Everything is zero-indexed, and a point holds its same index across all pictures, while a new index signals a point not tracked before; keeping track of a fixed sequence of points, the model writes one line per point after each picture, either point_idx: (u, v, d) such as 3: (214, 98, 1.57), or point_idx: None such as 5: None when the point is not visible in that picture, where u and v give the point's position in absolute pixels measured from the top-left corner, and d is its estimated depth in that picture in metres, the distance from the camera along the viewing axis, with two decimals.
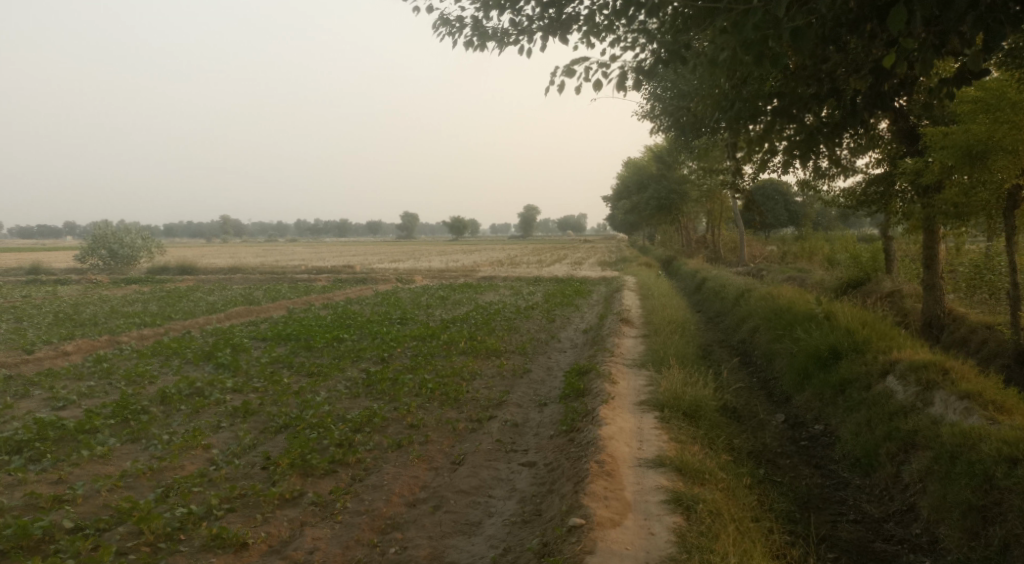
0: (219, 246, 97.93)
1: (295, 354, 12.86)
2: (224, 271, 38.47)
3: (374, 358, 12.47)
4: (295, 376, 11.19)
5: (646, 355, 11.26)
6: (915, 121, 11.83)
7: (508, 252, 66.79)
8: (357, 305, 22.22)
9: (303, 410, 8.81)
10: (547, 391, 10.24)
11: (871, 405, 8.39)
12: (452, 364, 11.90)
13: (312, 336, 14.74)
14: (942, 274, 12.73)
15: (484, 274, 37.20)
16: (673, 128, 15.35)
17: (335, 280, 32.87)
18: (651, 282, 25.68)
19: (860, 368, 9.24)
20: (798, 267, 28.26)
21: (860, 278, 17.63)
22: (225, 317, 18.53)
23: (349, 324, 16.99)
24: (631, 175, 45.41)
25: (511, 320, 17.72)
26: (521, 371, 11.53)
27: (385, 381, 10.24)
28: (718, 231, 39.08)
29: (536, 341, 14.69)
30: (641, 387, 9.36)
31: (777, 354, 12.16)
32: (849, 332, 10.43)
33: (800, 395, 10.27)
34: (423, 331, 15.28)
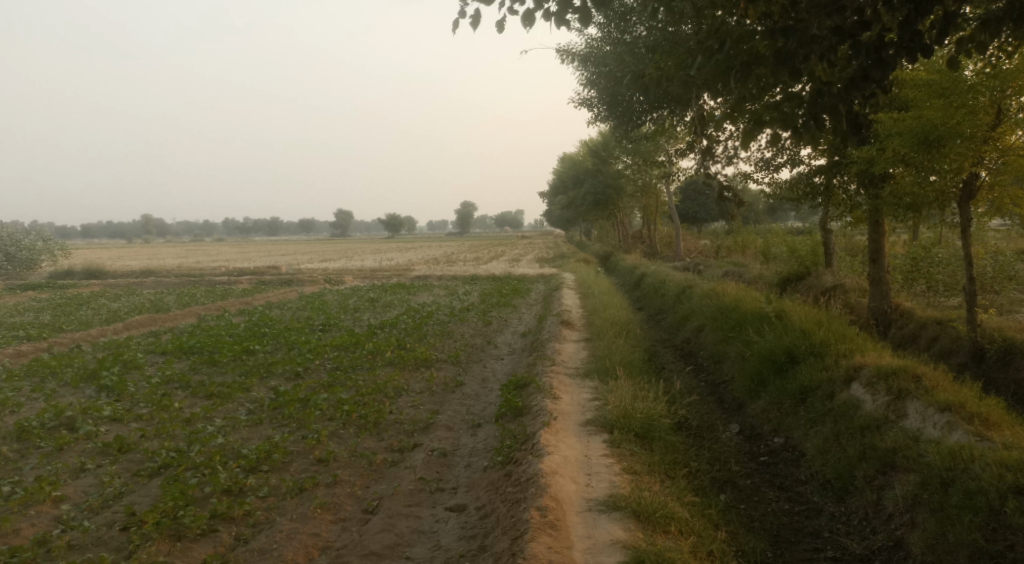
0: (139, 246, 92.92)
1: (195, 372, 11.34)
2: (137, 274, 35.79)
3: (287, 374, 11.09)
4: (192, 399, 9.73)
5: (590, 364, 10.24)
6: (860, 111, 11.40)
7: (444, 249, 65.33)
8: (276, 310, 20.58)
9: (191, 444, 7.42)
10: (481, 408, 9.12)
11: (838, 417, 7.58)
12: (376, 378, 10.64)
13: (220, 348, 13.18)
14: (888, 268, 12.21)
15: (417, 273, 35.71)
16: (611, 117, 14.41)
17: (257, 282, 30.85)
18: (590, 279, 24.87)
19: (821, 374, 8.43)
20: (735, 261, 27.97)
21: (800, 272, 17.19)
22: (124, 327, 16.67)
23: (264, 332, 15.46)
24: (567, 170, 44.71)
25: (444, 324, 16.51)
26: (453, 384, 10.38)
27: (294, 403, 8.94)
28: (655, 227, 38.80)
29: (470, 348, 13.55)
30: (586, 403, 8.32)
31: (728, 356, 11.35)
32: (805, 333, 9.66)
33: (754, 403, 9.46)
34: (346, 339, 13.93)
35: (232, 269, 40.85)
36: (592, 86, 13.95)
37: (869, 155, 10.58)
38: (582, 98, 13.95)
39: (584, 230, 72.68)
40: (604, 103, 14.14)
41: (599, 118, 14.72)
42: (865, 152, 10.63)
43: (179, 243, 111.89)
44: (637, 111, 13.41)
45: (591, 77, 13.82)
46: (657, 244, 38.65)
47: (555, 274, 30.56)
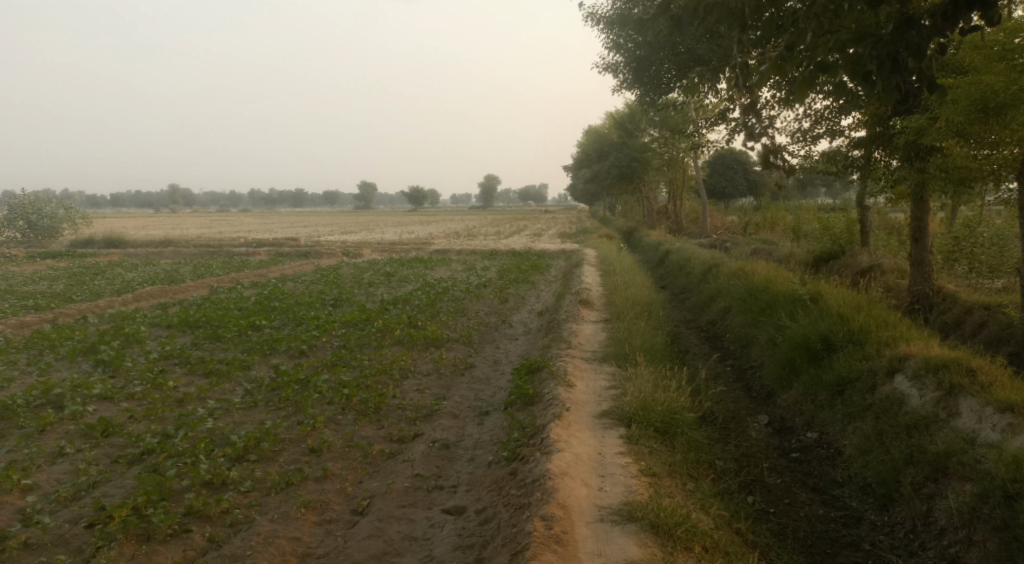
0: (165, 216, 93.58)
1: (197, 348, 10.92)
2: (156, 244, 35.64)
3: (291, 352, 10.63)
4: (190, 377, 9.28)
5: (608, 348, 9.61)
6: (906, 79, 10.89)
7: (467, 223, 64.60)
8: (289, 283, 20.17)
9: (178, 428, 6.96)
10: (490, 393, 8.57)
11: (880, 412, 6.90)
12: (382, 358, 10.12)
13: (226, 323, 12.75)
14: (931, 248, 11.37)
15: (436, 246, 35.13)
16: (637, 84, 13.55)
17: (275, 255, 30.55)
18: (611, 256, 24.11)
19: (861, 364, 7.72)
20: (764, 239, 27.02)
21: (834, 252, 16.35)
22: (133, 299, 16.30)
23: (274, 306, 15.02)
24: (591, 143, 43.70)
25: (458, 301, 15.94)
26: (462, 366, 9.85)
27: (292, 386, 8.46)
28: (680, 203, 37.73)
29: (484, 327, 12.99)
30: (602, 392, 7.71)
31: (757, 341, 10.65)
32: (842, 318, 8.94)
33: (785, 392, 8.79)
34: (356, 315, 13.43)
35: (251, 240, 40.55)
36: (618, 51, 13.12)
37: (919, 125, 9.72)
38: (607, 64, 13.13)
39: (608, 206, 71.44)
40: (631, 69, 13.28)
41: (623, 85, 13.89)
42: (915, 121, 9.81)
43: (204, 214, 112.71)
44: (672, 73, 12.68)
45: (617, 40, 12.96)
46: (682, 220, 37.57)
47: (577, 250, 29.81)
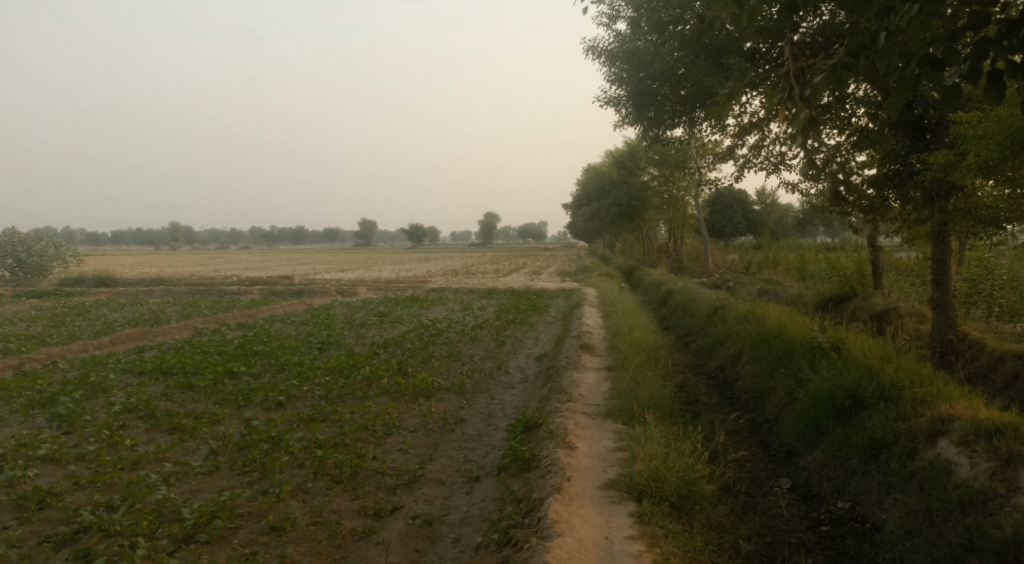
0: (163, 253, 93.10)
1: (166, 399, 10.06)
2: (147, 283, 34.84)
3: (268, 403, 9.76)
4: (152, 434, 8.42)
5: (613, 402, 8.79)
6: (923, 113, 10.29)
7: (465, 261, 64.02)
8: (278, 324, 19.35)
9: (124, 499, 6.09)
10: (483, 452, 7.74)
11: (924, 483, 6.08)
12: (366, 410, 9.28)
13: (203, 370, 11.92)
14: (953, 291, 10.62)
15: (433, 285, 34.37)
16: (639, 120, 12.87)
17: (268, 293, 29.83)
18: (612, 296, 23.38)
19: (895, 425, 6.93)
20: (768, 278, 26.37)
21: (845, 293, 15.63)
22: (110, 342, 15.45)
23: (257, 350, 14.19)
24: (591, 181, 43.31)
25: (453, 344, 15.11)
26: (453, 420, 9.03)
27: (261, 446, 7.62)
28: (680, 241, 37.12)
29: (478, 374, 12.17)
30: (607, 455, 6.88)
31: (773, 393, 9.84)
32: (869, 371, 8.16)
33: (808, 453, 7.98)
34: (342, 360, 12.59)
35: (245, 279, 39.79)
36: (620, 84, 12.51)
37: (946, 160, 9.02)
38: (608, 97, 12.51)
39: (607, 244, 71.11)
40: (633, 104, 12.62)
41: (624, 120, 13.26)
42: (939, 156, 9.13)
43: (203, 250, 112.38)
44: (677, 108, 12.13)
45: (620, 73, 12.35)
46: (683, 258, 36.91)
47: (577, 289, 29.05)
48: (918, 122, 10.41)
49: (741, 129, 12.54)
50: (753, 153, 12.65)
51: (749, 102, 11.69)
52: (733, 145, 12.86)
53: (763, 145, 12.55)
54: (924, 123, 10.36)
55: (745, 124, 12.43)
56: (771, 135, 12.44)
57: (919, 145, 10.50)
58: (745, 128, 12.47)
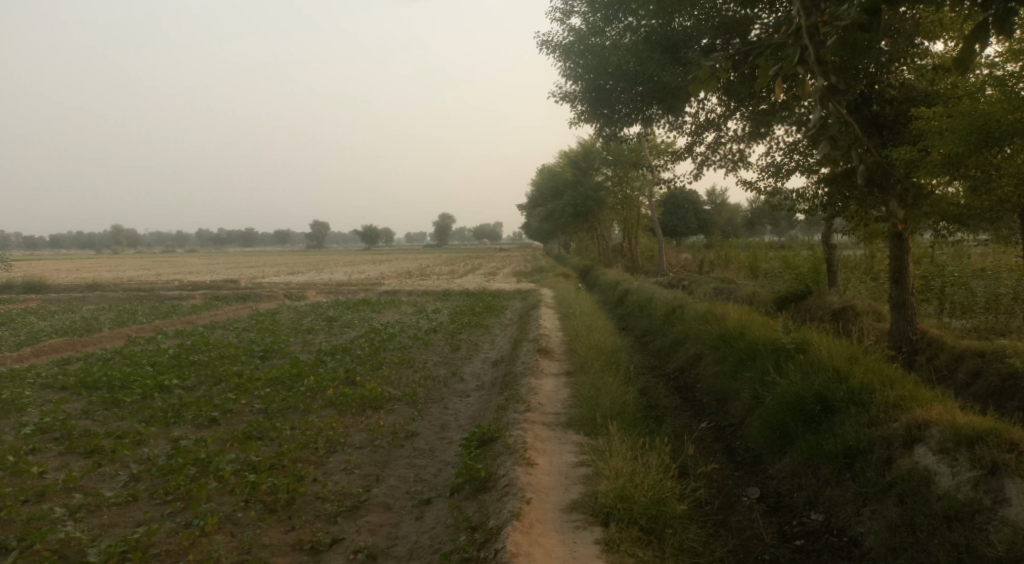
0: (103, 258, 89.51)
1: (86, 418, 9.16)
2: (82, 289, 33.01)
3: (200, 421, 8.97)
4: (66, 459, 7.57)
5: (574, 411, 8.29)
6: (880, 110, 9.81)
7: (419, 263, 63.13)
8: (220, 331, 18.36)
9: (21, 540, 5.31)
10: (435, 470, 7.16)
11: (904, 493, 5.74)
12: (308, 426, 8.58)
13: (131, 384, 11.00)
14: (911, 289, 10.42)
15: (386, 287, 33.49)
16: (594, 116, 12.27)
17: (212, 298, 28.57)
18: (569, 296, 23.01)
19: (868, 432, 6.60)
20: (722, 277, 26.37)
21: (801, 292, 15.49)
22: (32, 354, 14.30)
23: (193, 360, 13.28)
24: (545, 181, 42.98)
25: (404, 350, 14.43)
26: (403, 434, 8.41)
27: (187, 471, 6.87)
28: (635, 241, 36.99)
29: (431, 382, 11.55)
30: (569, 472, 6.38)
31: (737, 397, 9.49)
32: (837, 373, 7.84)
33: (777, 461, 7.63)
34: (285, 369, 11.80)
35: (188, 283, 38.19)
36: (575, 80, 11.97)
37: (910, 155, 8.75)
38: (562, 93, 12.00)
39: (561, 244, 71.09)
40: (589, 100, 12.01)
41: (580, 118, 12.75)
42: (903, 152, 8.86)
43: (146, 254, 108.57)
44: (633, 106, 11.69)
45: (575, 69, 11.83)
46: (637, 258, 36.82)
47: (533, 291, 28.57)
48: (876, 119, 9.91)
49: (697, 126, 12.20)
50: (712, 150, 12.33)
51: (706, 99, 11.35)
52: (690, 143, 12.52)
53: (720, 143, 12.23)
54: (881, 120, 9.87)
55: (702, 122, 12.09)
56: (728, 132, 12.13)
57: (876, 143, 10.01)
58: (701, 125, 12.13)
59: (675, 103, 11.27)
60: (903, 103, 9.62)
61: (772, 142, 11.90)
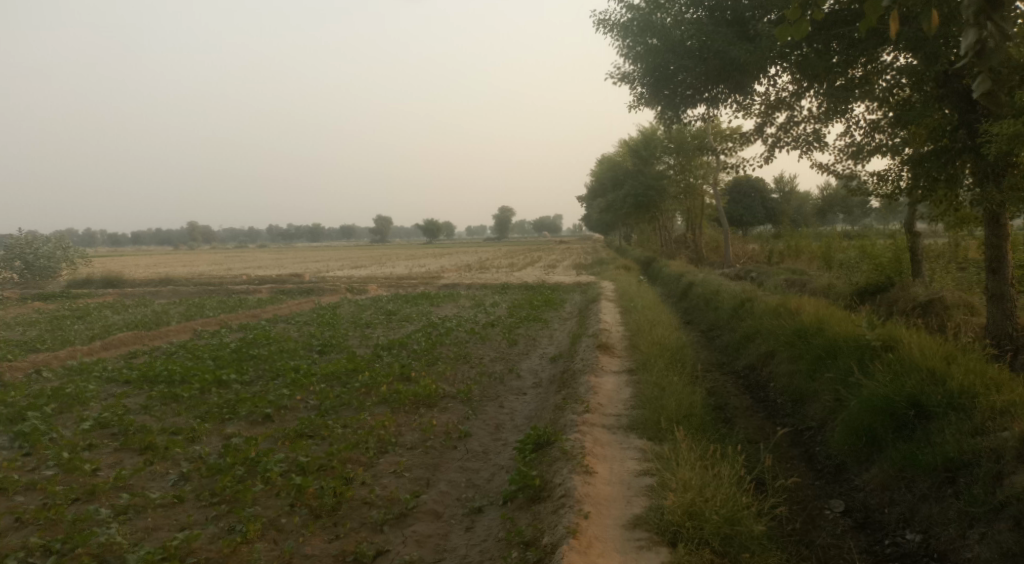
0: (178, 253, 93.05)
1: (144, 413, 9.17)
2: (154, 284, 34.17)
3: (253, 417, 8.86)
4: (120, 455, 7.52)
5: (636, 412, 7.79)
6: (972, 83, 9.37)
7: (479, 256, 63.17)
8: (281, 324, 18.50)
9: (65, 542, 5.18)
10: (488, 474, 6.79)
11: (1020, 515, 5.05)
12: (361, 424, 8.36)
13: (190, 378, 11.03)
14: (1011, 279, 9.41)
15: (445, 280, 33.38)
16: (654, 98, 11.63)
17: (276, 292, 29.04)
18: (631, 289, 22.34)
19: (973, 442, 5.88)
20: (792, 268, 25.16)
21: (882, 283, 14.48)
22: (101, 347, 14.63)
23: (252, 354, 13.31)
24: (605, 171, 42.13)
25: (461, 345, 14.14)
26: (457, 434, 8.08)
27: (236, 470, 6.70)
28: (699, 231, 35.83)
29: (487, 378, 11.20)
30: (631, 480, 5.91)
31: (815, 399, 8.79)
32: (932, 375, 7.09)
33: (863, 471, 6.96)
34: (341, 364, 11.65)
35: (255, 277, 39.03)
36: (634, 60, 11.35)
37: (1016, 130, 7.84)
38: (620, 74, 11.41)
39: (623, 236, 69.89)
40: (649, 82, 11.39)
41: (639, 102, 12.11)
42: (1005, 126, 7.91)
43: (218, 249, 112.46)
44: (698, 84, 11.02)
45: (634, 50, 11.21)
46: (701, 249, 35.66)
47: (593, 283, 27.94)
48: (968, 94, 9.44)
49: (767, 107, 11.43)
50: (784, 132, 11.53)
51: (779, 76, 10.56)
52: (759, 125, 11.76)
53: (793, 124, 11.42)
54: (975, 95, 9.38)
55: (774, 102, 11.32)
56: (803, 112, 11.31)
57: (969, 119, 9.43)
58: (772, 106, 11.35)
59: (744, 81, 10.57)
60: None
61: (852, 121, 11.03)
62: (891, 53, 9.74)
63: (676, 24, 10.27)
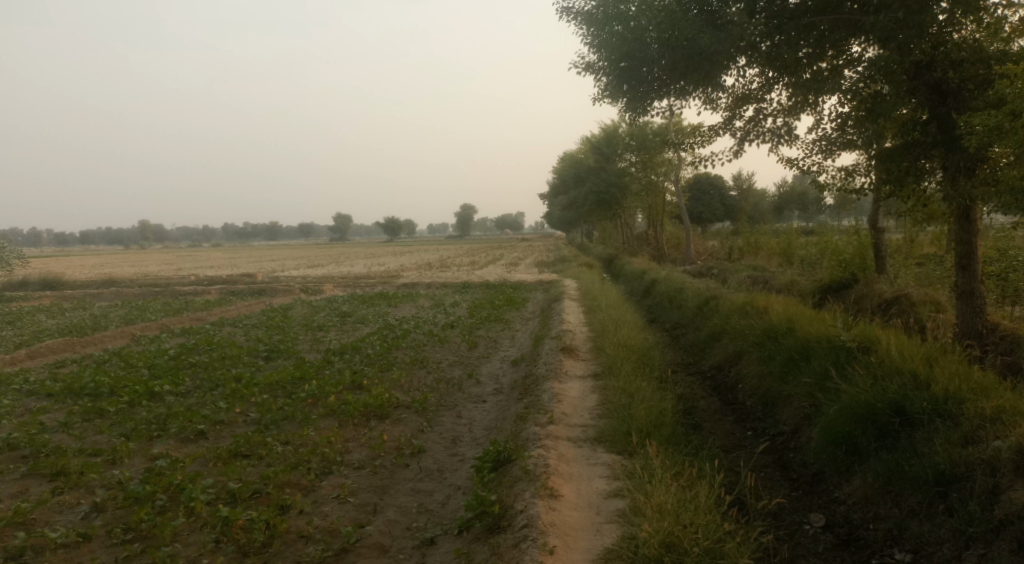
0: (128, 253, 89.92)
1: (62, 432, 8.26)
2: (98, 286, 32.51)
3: (185, 434, 8.05)
4: (26, 484, 6.64)
5: (604, 423, 7.23)
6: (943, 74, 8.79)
7: (440, 254, 62.28)
8: (227, 328, 17.50)
9: None
10: (443, 498, 6.15)
11: None
12: (303, 441, 7.61)
13: (119, 390, 10.10)
14: (981, 275, 9.06)
15: (405, 280, 32.43)
16: (618, 89, 11.07)
17: (226, 294, 27.79)
18: (594, 287, 21.88)
19: (964, 453, 5.46)
20: (754, 265, 25.01)
21: (846, 280, 14.24)
22: (27, 357, 13.50)
23: (192, 362, 12.38)
24: (567, 168, 41.69)
25: (418, 348, 13.42)
26: (409, 450, 7.40)
27: (156, 501, 5.92)
28: (660, 229, 35.60)
29: (444, 385, 10.54)
30: (601, 504, 5.34)
31: (789, 403, 8.36)
32: (914, 379, 6.67)
33: (843, 482, 6.51)
34: (287, 372, 10.84)
35: (205, 278, 37.44)
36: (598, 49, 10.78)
37: (993, 122, 7.47)
38: (584, 63, 10.83)
39: (584, 233, 69.68)
40: (613, 71, 10.81)
41: (603, 94, 11.55)
42: (981, 119, 7.48)
43: (170, 249, 109.08)
44: (665, 75, 10.47)
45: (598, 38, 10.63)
46: (663, 246, 35.47)
47: (555, 282, 27.44)
48: (938, 86, 8.89)
49: (734, 99, 11.00)
50: (752, 125, 11.11)
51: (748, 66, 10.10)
52: (726, 119, 11.32)
53: (761, 117, 11.00)
54: (945, 87, 8.84)
55: (742, 94, 10.87)
56: (771, 104, 10.90)
57: (940, 112, 8.93)
58: (740, 98, 10.91)
59: (714, 72, 10.00)
60: (974, 67, 8.58)
61: (821, 114, 10.65)
62: (862, 45, 9.30)
63: (642, 9, 9.68)
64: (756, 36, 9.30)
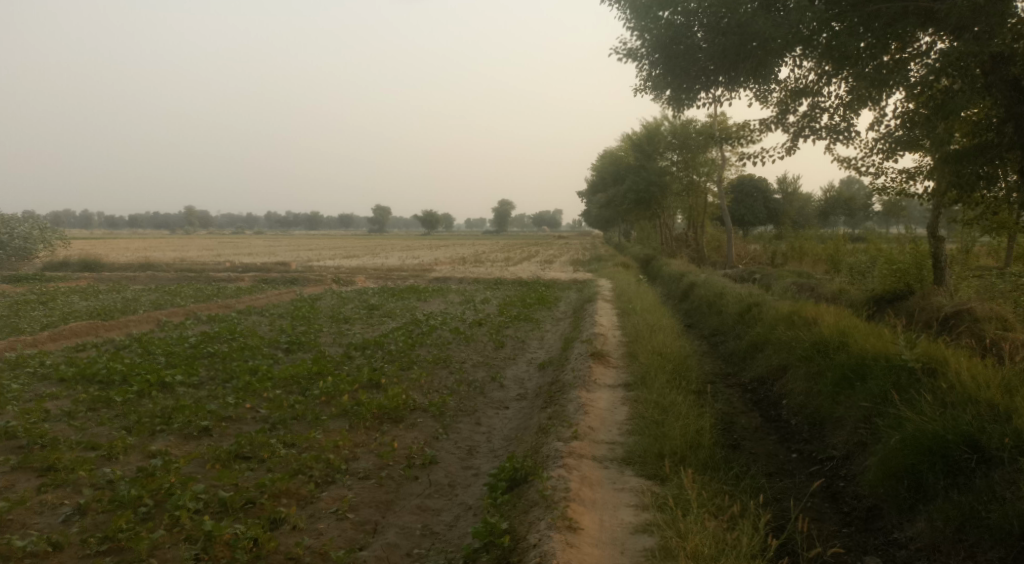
0: (170, 237, 91.52)
1: (63, 422, 7.88)
2: (134, 269, 32.72)
3: (188, 430, 7.61)
4: (13, 478, 6.23)
5: (634, 441, 6.57)
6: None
7: (475, 248, 61.84)
8: (253, 317, 17.19)
9: None
10: (452, 520, 5.57)
11: None
12: (309, 443, 7.10)
13: (129, 379, 9.73)
14: None
15: (437, 274, 31.96)
16: (661, 79, 10.34)
17: (257, 282, 27.65)
18: (630, 288, 21.11)
19: None
20: (798, 271, 23.94)
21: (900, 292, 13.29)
22: (48, 340, 13.29)
23: (210, 351, 12.01)
24: (606, 166, 40.80)
25: (442, 346, 12.87)
26: (420, 460, 6.85)
27: (139, 508, 5.43)
28: (700, 230, 34.55)
29: (466, 387, 9.97)
30: (626, 541, 4.70)
31: (840, 426, 7.59)
32: (990, 409, 5.88)
33: (904, 521, 5.76)
34: (303, 367, 10.37)
35: (240, 265, 37.49)
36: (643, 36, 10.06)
37: None
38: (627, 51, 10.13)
39: (622, 232, 68.60)
40: (658, 60, 10.09)
41: (645, 85, 10.82)
42: None
43: (212, 235, 110.79)
44: (715, 65, 9.70)
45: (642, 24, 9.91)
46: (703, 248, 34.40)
47: (590, 281, 26.69)
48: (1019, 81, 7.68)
49: (789, 93, 10.18)
50: (808, 122, 10.27)
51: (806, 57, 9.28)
52: (778, 114, 10.50)
53: (817, 113, 10.16)
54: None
55: (798, 89, 10.05)
56: (830, 99, 10.04)
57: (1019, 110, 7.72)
58: (795, 92, 10.10)
59: (769, 63, 9.19)
60: None
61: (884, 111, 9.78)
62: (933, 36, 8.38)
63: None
64: (817, 23, 8.41)
